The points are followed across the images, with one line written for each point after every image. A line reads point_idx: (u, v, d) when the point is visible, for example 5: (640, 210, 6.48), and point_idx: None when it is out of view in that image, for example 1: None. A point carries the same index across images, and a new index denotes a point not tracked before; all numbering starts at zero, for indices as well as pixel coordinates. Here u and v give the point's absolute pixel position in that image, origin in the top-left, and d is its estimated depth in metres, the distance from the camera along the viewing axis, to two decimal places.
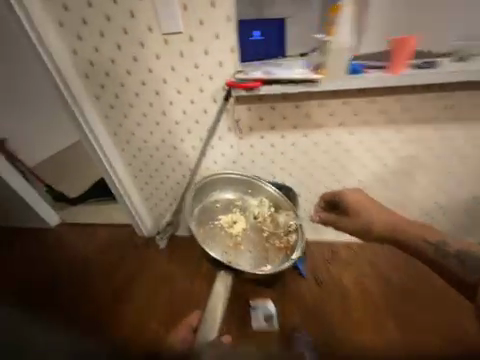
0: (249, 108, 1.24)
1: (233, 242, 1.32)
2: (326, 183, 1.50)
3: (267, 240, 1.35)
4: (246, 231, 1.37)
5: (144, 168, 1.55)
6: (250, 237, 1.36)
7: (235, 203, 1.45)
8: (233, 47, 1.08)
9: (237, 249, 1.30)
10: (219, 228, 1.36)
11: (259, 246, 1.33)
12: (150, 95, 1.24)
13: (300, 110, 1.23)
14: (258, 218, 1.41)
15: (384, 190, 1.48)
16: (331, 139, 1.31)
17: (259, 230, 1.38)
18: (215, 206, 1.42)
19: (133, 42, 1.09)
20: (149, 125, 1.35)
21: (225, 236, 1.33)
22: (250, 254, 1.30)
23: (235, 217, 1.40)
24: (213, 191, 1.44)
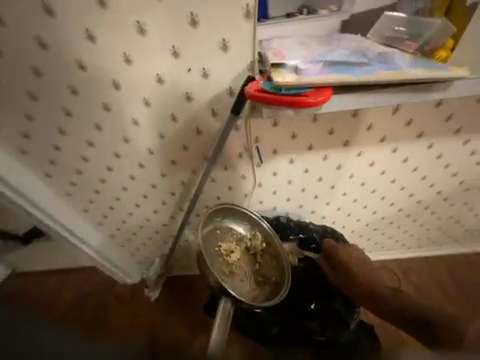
0: (275, 122, 0.72)
1: (227, 266, 0.91)
2: (370, 208, 1.09)
3: (260, 274, 0.93)
4: (240, 260, 0.94)
5: (112, 212, 1.04)
6: (244, 267, 0.93)
7: (233, 233, 0.96)
8: (251, 10, 0.51)
9: (231, 281, 0.88)
10: (212, 254, 0.90)
11: (253, 279, 0.92)
12: (95, 113, 0.68)
13: (360, 120, 0.73)
14: (254, 249, 0.95)
15: (442, 208, 1.12)
16: (397, 157, 0.85)
17: (253, 262, 0.94)
18: (215, 236, 0.93)
19: (33, 9, 0.50)
20: (104, 158, 0.81)
21: (217, 264, 0.88)
22: (242, 288, 0.88)
23: (231, 245, 0.94)
24: (211, 221, 0.93)
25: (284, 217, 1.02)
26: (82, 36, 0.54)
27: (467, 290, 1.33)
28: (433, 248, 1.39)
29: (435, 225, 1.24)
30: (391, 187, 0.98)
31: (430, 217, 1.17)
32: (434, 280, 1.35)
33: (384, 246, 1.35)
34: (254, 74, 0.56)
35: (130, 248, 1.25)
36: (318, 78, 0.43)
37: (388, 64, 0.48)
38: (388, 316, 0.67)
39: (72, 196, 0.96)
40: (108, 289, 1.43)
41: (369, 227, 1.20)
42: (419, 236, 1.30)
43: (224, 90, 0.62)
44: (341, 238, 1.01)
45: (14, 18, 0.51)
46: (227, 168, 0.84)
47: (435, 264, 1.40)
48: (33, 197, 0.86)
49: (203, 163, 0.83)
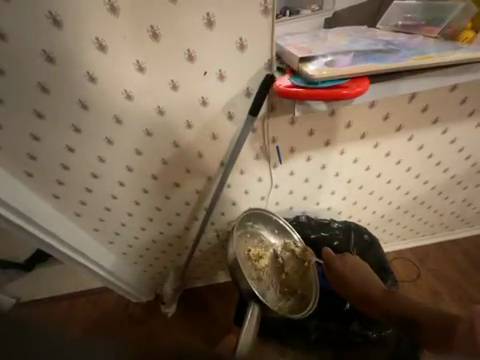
0: (293, 120, 0.74)
1: (255, 271, 0.91)
2: (386, 199, 1.09)
3: (286, 284, 0.92)
4: (268, 267, 0.94)
5: (124, 229, 1.00)
6: (271, 275, 0.93)
7: (263, 239, 0.97)
8: (268, 7, 0.55)
9: (258, 286, 0.88)
10: (242, 257, 0.90)
11: (278, 287, 0.92)
12: (107, 126, 0.68)
13: (377, 110, 0.77)
14: (282, 258, 0.95)
15: (455, 192, 1.14)
16: (413, 145, 0.90)
17: (280, 271, 0.94)
18: (245, 240, 0.94)
19: (46, 26, 0.52)
20: (116, 173, 0.79)
21: (246, 268, 0.89)
22: (268, 295, 0.88)
23: (260, 250, 0.95)
24: (244, 226, 0.94)
25: (304, 214, 1.03)
26: (94, 48, 0.55)
27: None
28: (447, 233, 1.40)
29: (448, 210, 1.25)
30: (405, 175, 1.00)
31: (444, 202, 1.18)
32: (453, 266, 1.35)
33: (399, 236, 1.34)
34: (273, 73, 0.60)
35: (143, 265, 1.21)
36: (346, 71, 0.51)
37: (401, 56, 0.55)
38: (384, 318, 0.63)
39: (82, 216, 0.92)
40: (123, 309, 1.37)
41: (385, 218, 1.19)
42: (433, 223, 1.31)
43: (241, 91, 0.65)
44: (365, 233, 1.01)
45: (27, 36, 0.52)
46: (243, 171, 0.84)
47: (452, 250, 1.39)
48: (41, 222, 0.80)
49: (220, 168, 0.82)
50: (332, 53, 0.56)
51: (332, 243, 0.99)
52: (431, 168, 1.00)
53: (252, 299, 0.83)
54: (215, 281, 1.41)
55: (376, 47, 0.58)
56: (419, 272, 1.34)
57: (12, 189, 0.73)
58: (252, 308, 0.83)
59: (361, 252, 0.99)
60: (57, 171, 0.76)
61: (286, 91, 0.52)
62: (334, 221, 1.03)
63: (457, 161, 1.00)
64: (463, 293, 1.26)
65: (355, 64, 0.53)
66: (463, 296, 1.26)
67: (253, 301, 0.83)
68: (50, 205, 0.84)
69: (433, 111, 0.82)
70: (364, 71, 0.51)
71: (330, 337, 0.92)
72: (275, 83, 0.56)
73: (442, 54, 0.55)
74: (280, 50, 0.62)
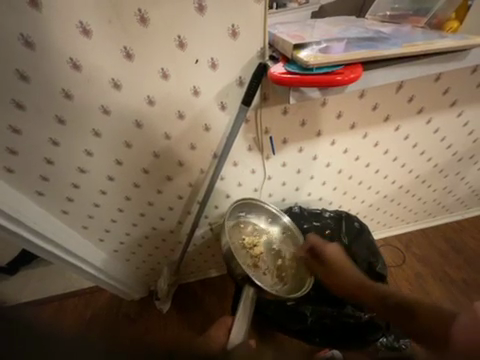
0: (285, 110, 0.74)
1: (250, 259, 0.92)
2: (374, 188, 1.13)
3: (282, 270, 0.95)
4: (263, 254, 0.96)
5: (114, 226, 0.97)
6: (267, 261, 0.95)
7: (256, 228, 1.00)
8: None
9: (255, 273, 0.89)
10: (237, 245, 0.92)
11: (275, 273, 0.94)
12: (94, 118, 0.65)
13: (365, 100, 0.79)
14: (277, 244, 0.98)
15: (437, 180, 1.20)
16: (400, 135, 0.93)
17: (276, 258, 0.97)
18: (239, 230, 0.96)
19: (21, 8, 0.48)
20: (105, 167, 0.77)
21: (242, 255, 0.90)
22: (266, 280, 0.89)
23: (255, 239, 0.97)
24: (237, 215, 0.96)
25: (298, 206, 1.06)
26: (76, 32, 0.52)
27: (466, 254, 1.42)
28: (429, 219, 1.48)
29: (431, 198, 1.31)
30: (392, 165, 1.05)
31: (428, 190, 1.24)
32: (435, 249, 1.43)
33: (385, 224, 1.40)
34: (265, 62, 0.61)
35: (136, 261, 1.18)
36: (342, 56, 0.52)
37: (392, 44, 0.56)
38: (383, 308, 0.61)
39: (69, 214, 0.88)
40: (115, 307, 1.34)
41: (373, 207, 1.23)
42: (417, 210, 1.37)
43: (233, 81, 0.65)
44: (356, 220, 1.05)
45: (1, 19, 0.48)
46: (236, 162, 0.84)
47: (434, 235, 1.48)
48: (26, 221, 0.76)
49: (213, 160, 0.82)
50: (327, 39, 0.57)
51: (323, 232, 1.03)
52: (417, 157, 1.05)
53: (246, 282, 0.82)
54: (209, 275, 1.41)
55: (368, 35, 0.60)
56: (404, 256, 1.41)
57: None
58: (247, 291, 0.80)
59: (352, 238, 1.02)
60: (42, 167, 0.72)
61: (283, 78, 0.52)
62: (326, 210, 1.07)
63: (440, 149, 1.05)
64: (446, 274, 1.35)
65: (349, 51, 0.53)
66: (445, 276, 1.34)
67: (247, 283, 0.81)
68: (33, 202, 0.80)
69: (419, 102, 0.85)
70: (358, 58, 0.52)
71: (326, 321, 0.92)
72: (269, 70, 0.55)
73: (428, 42, 0.58)
74: (272, 39, 0.61)
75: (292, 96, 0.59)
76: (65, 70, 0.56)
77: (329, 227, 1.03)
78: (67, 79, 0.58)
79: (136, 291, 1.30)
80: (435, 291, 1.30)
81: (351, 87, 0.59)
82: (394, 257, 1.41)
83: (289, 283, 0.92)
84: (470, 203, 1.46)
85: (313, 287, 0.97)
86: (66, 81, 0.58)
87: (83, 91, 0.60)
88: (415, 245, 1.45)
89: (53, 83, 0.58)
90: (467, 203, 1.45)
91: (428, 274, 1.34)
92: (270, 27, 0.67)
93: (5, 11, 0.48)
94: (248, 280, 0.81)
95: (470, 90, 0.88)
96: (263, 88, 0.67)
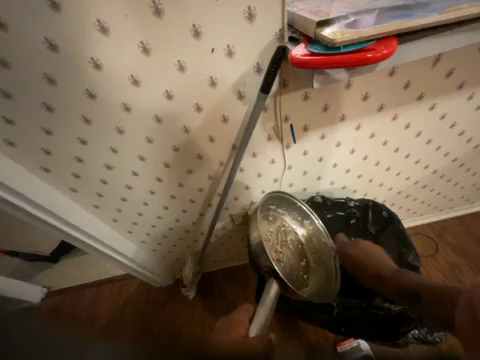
0: (306, 96, 0.70)
1: (275, 252, 0.94)
2: (404, 173, 1.05)
3: (304, 269, 0.96)
4: (287, 251, 0.97)
5: (141, 218, 1.02)
6: (290, 257, 0.97)
7: (285, 225, 1.00)
8: None
9: (279, 265, 0.91)
10: (266, 236, 0.93)
11: (296, 270, 0.96)
12: (117, 116, 0.67)
13: (395, 79, 0.72)
14: (302, 244, 0.99)
15: (478, 163, 1.08)
16: (435, 114, 0.84)
17: (299, 257, 0.98)
18: (268, 222, 0.97)
19: (42, 11, 0.49)
20: (129, 163, 0.80)
21: (269, 247, 0.91)
22: (288, 274, 0.92)
23: (281, 234, 0.98)
24: (268, 207, 0.96)
25: (321, 195, 1.03)
26: (95, 32, 0.53)
27: None
28: (466, 206, 1.36)
29: (470, 183, 1.20)
30: (426, 148, 0.96)
31: (466, 174, 1.13)
32: (474, 238, 1.32)
33: (416, 211, 1.31)
34: (284, 45, 0.57)
35: (162, 251, 1.24)
36: (373, 31, 0.47)
37: (431, 12, 0.50)
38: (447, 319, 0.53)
39: (100, 208, 0.94)
40: (146, 292, 1.44)
41: (402, 194, 1.16)
42: (453, 197, 1.26)
43: (251, 67, 0.62)
44: (384, 210, 0.99)
45: (25, 26, 0.51)
46: (255, 152, 0.82)
47: (473, 223, 1.36)
48: (63, 215, 0.82)
49: (231, 152, 0.82)
50: (354, 13, 0.52)
51: (349, 222, 1.00)
52: (455, 139, 0.95)
53: (270, 276, 0.81)
54: (231, 264, 1.45)
55: (402, 3, 0.53)
56: (438, 245, 1.32)
57: (33, 184, 0.75)
58: (271, 284, 0.79)
59: (380, 228, 0.98)
60: (73, 164, 0.77)
61: (305, 62, 0.49)
62: (351, 199, 1.02)
63: None
64: None
65: (382, 23, 0.48)
66: None
67: (272, 277, 0.80)
68: (68, 198, 0.87)
69: (459, 75, 0.76)
70: (391, 30, 0.47)
71: (352, 313, 0.92)
72: (289, 53, 0.52)
73: (475, 4, 0.50)
74: (291, 18, 0.57)
75: (315, 81, 0.56)
76: (86, 69, 0.58)
77: (356, 217, 0.99)
78: (89, 80, 0.60)
79: (163, 280, 1.37)
80: (472, 282, 1.21)
81: (381, 65, 0.54)
82: (426, 247, 1.32)
83: (308, 284, 0.94)
84: None
85: (338, 278, 0.94)
86: (89, 81, 0.60)
87: (104, 91, 0.62)
88: (450, 234, 1.34)
89: (79, 86, 0.60)
90: None
91: (464, 265, 1.26)
92: (289, 4, 0.61)
93: (27, 17, 0.50)
94: (272, 274, 0.80)
95: None
96: (282, 72, 0.63)
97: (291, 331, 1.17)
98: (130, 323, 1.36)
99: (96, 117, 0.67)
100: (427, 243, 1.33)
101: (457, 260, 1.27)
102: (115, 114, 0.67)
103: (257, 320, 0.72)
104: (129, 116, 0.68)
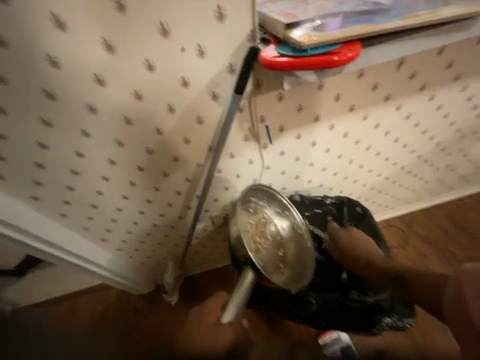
0: (280, 97, 0.71)
1: (253, 244, 0.92)
2: (376, 170, 1.11)
3: (281, 260, 0.95)
4: (267, 242, 0.95)
5: (115, 225, 0.97)
6: (269, 249, 0.95)
7: (264, 216, 0.98)
8: None
9: (256, 257, 0.90)
10: (244, 228, 0.91)
11: (274, 260, 0.94)
12: (81, 117, 0.62)
13: (364, 80, 0.75)
14: (280, 235, 0.97)
15: (440, 158, 1.18)
16: (401, 114, 0.90)
17: (278, 248, 0.96)
18: (247, 214, 0.95)
19: None
20: (98, 168, 0.75)
21: (247, 239, 0.90)
22: (264, 266, 0.90)
23: (260, 226, 0.96)
24: (248, 198, 0.93)
25: (299, 193, 1.06)
26: (51, 26, 0.49)
27: (469, 231, 1.41)
28: (432, 198, 1.47)
29: (433, 177, 1.29)
30: (394, 146, 1.02)
31: (430, 169, 1.22)
32: (438, 228, 1.43)
33: (387, 205, 1.39)
34: (257, 45, 0.57)
35: (141, 258, 1.19)
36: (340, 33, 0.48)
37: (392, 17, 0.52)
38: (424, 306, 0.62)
39: (68, 217, 0.88)
40: (125, 301, 1.38)
41: (375, 189, 1.22)
42: (419, 190, 1.36)
43: (224, 67, 0.61)
44: (358, 205, 1.04)
45: None
46: (233, 153, 0.82)
47: (438, 213, 1.47)
48: None
49: (209, 154, 0.80)
50: (322, 16, 0.53)
51: (326, 218, 1.03)
52: (419, 137, 1.02)
53: (247, 265, 0.86)
54: (213, 266, 1.43)
55: (366, 8, 0.55)
56: (407, 236, 1.41)
57: None
58: (245, 274, 0.84)
59: (355, 223, 1.03)
60: (33, 170, 0.70)
61: (274, 63, 0.50)
62: (327, 197, 1.06)
63: (443, 126, 1.02)
64: (449, 253, 1.36)
65: (347, 27, 0.50)
66: (447, 253, 1.36)
67: (248, 267, 0.85)
68: (29, 207, 0.79)
69: (421, 77, 0.81)
70: (356, 33, 0.49)
71: (332, 307, 0.94)
72: (263, 54, 0.52)
73: (431, 11, 0.54)
74: (263, 18, 0.57)
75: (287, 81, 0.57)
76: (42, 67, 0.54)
77: (332, 212, 1.04)
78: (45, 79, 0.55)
79: (143, 287, 1.32)
80: (437, 268, 1.32)
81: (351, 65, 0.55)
82: (398, 238, 1.41)
83: (284, 274, 0.93)
84: (471, 180, 1.45)
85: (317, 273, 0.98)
86: (44, 80, 0.55)
87: (64, 91, 0.58)
88: (418, 225, 1.44)
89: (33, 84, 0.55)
90: (468, 180, 1.44)
91: (430, 254, 1.36)
92: (260, 4, 0.61)
93: None
94: (249, 264, 0.86)
95: (473, 61, 0.84)
96: (256, 72, 0.64)
97: (274, 327, 1.19)
98: None
99: (57, 118, 0.62)
100: (398, 234, 1.42)
101: (423, 249, 1.38)
102: (78, 115, 0.62)
103: (231, 307, 0.72)
104: (94, 117, 0.63)
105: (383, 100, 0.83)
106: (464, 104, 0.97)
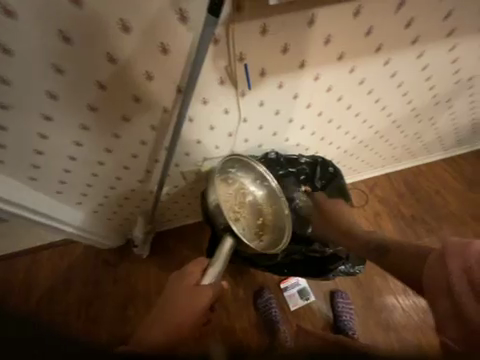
0: (264, 29, 0.60)
1: (232, 213, 0.98)
2: (352, 132, 1.11)
3: (261, 227, 1.01)
4: (246, 211, 1.01)
5: (70, 175, 0.88)
6: (248, 217, 1.01)
7: (243, 187, 1.02)
8: None
9: (236, 224, 0.96)
10: (223, 199, 0.96)
11: (254, 228, 1.00)
12: (2, 28, 0.50)
13: (358, 22, 0.66)
14: (260, 204, 1.02)
15: (411, 125, 1.21)
16: (387, 71, 0.85)
17: (258, 216, 1.02)
18: (226, 185, 0.99)
19: None
20: (38, 102, 0.64)
21: (226, 208, 0.96)
22: (244, 233, 0.96)
23: (240, 196, 1.01)
24: (226, 170, 0.97)
25: (275, 151, 1.02)
26: None
27: (420, 195, 1.58)
28: (394, 164, 1.58)
29: (401, 143, 1.35)
30: (373, 107, 1.00)
31: (400, 135, 1.27)
32: (395, 192, 1.57)
33: (356, 169, 1.46)
34: None
35: (106, 213, 1.12)
36: None
37: None
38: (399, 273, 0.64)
39: (5, 164, 0.76)
40: (93, 257, 1.34)
41: (347, 153, 1.25)
42: (385, 156, 1.44)
43: None
44: (331, 165, 1.06)
45: None
46: (206, 100, 0.72)
47: (398, 179, 1.60)
48: None
49: (178, 96, 0.72)
50: None
51: (298, 177, 1.05)
52: (399, 99, 1.01)
53: (226, 232, 0.88)
54: (185, 223, 1.43)
55: None
56: (368, 198, 1.54)
57: None
58: (225, 240, 0.86)
59: (325, 183, 1.07)
60: None
61: None
62: (302, 156, 1.05)
63: (422, 90, 1.01)
64: (400, 213, 1.53)
65: None
66: (398, 213, 1.53)
67: (227, 233, 0.88)
68: None
69: (415, 28, 0.75)
70: None
71: (295, 257, 1.04)
72: None
73: None
74: None
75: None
76: None
77: (306, 172, 1.05)
78: None
79: (111, 243, 1.29)
80: (388, 226, 1.49)
81: None
82: (360, 200, 1.53)
83: (263, 240, 0.99)
84: (432, 149, 1.56)
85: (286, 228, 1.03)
86: None
87: None
88: (379, 189, 1.57)
89: None
90: (430, 148, 1.54)
91: (385, 214, 1.52)
92: None
93: None
94: (228, 230, 0.88)
95: (469, 16, 0.78)
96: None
97: (242, 275, 1.31)
98: (78, 287, 1.29)
99: None
100: (362, 197, 1.54)
101: (380, 210, 1.53)
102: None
103: (211, 273, 0.75)
104: (22, 30, 0.51)
105: (373, 50, 0.76)
106: (447, 67, 0.95)
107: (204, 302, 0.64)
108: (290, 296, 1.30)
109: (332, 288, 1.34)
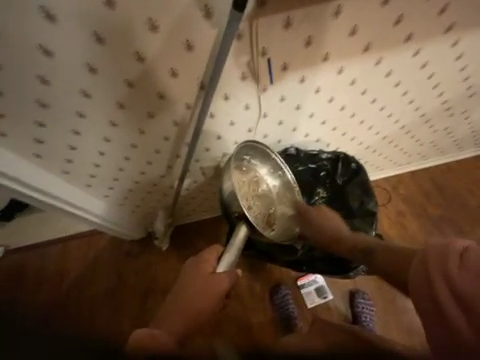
0: (287, 23, 0.59)
1: (246, 201, 0.94)
2: (375, 127, 1.06)
3: (272, 217, 0.98)
4: (258, 200, 0.98)
5: (99, 169, 0.94)
6: (260, 206, 0.98)
7: (256, 176, 0.99)
8: None
9: (249, 212, 0.92)
10: (238, 186, 0.93)
11: (265, 218, 0.97)
12: (44, 32, 0.55)
13: (387, 11, 0.63)
14: (272, 194, 1.00)
15: (441, 119, 1.13)
16: (416, 62, 0.81)
17: (269, 206, 0.99)
18: (240, 173, 0.95)
19: None
20: (73, 100, 0.69)
21: (241, 195, 0.92)
22: (257, 221, 0.92)
23: (253, 184, 0.98)
24: (241, 156, 0.93)
25: (295, 147, 1.01)
26: None
27: (449, 193, 1.48)
28: (420, 161, 1.49)
29: (429, 139, 1.28)
30: (400, 101, 0.95)
31: (428, 130, 1.19)
32: (421, 191, 1.49)
33: (378, 166, 1.40)
34: None
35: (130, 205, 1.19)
36: None
37: None
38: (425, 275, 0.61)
39: (43, 158, 0.83)
40: (117, 247, 1.42)
41: (370, 149, 1.19)
42: (411, 152, 1.36)
43: None
44: (353, 162, 1.03)
45: None
46: (228, 95, 0.73)
47: (424, 176, 1.51)
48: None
49: (199, 92, 0.74)
50: None
51: (319, 173, 1.03)
52: (428, 92, 0.95)
53: (241, 220, 0.87)
54: (203, 217, 1.47)
55: None
56: (391, 196, 1.48)
57: None
58: (240, 228, 0.86)
59: (347, 180, 1.03)
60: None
61: None
62: (323, 152, 1.03)
63: (456, 81, 0.94)
64: (426, 213, 1.45)
65: None
66: (424, 213, 1.45)
67: (241, 222, 0.87)
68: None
69: (450, 14, 0.70)
70: None
71: (313, 254, 1.02)
72: None
73: None
74: None
75: None
76: None
77: (327, 169, 1.03)
78: None
79: (133, 235, 1.35)
80: (412, 226, 1.42)
81: None
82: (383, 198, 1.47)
83: (275, 229, 0.96)
84: (464, 145, 1.45)
85: None
86: None
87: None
88: (403, 187, 1.49)
89: None
90: (462, 145, 1.44)
91: (409, 213, 1.45)
92: None
93: None
94: (243, 218, 0.87)
95: None
96: None
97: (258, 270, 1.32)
98: (103, 274, 1.38)
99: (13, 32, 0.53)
100: (384, 195, 1.47)
101: (404, 209, 1.45)
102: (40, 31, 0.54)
103: (226, 260, 0.76)
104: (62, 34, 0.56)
105: (402, 40, 0.72)
106: None
107: (217, 289, 0.65)
108: (307, 294, 1.29)
109: (350, 288, 1.30)
